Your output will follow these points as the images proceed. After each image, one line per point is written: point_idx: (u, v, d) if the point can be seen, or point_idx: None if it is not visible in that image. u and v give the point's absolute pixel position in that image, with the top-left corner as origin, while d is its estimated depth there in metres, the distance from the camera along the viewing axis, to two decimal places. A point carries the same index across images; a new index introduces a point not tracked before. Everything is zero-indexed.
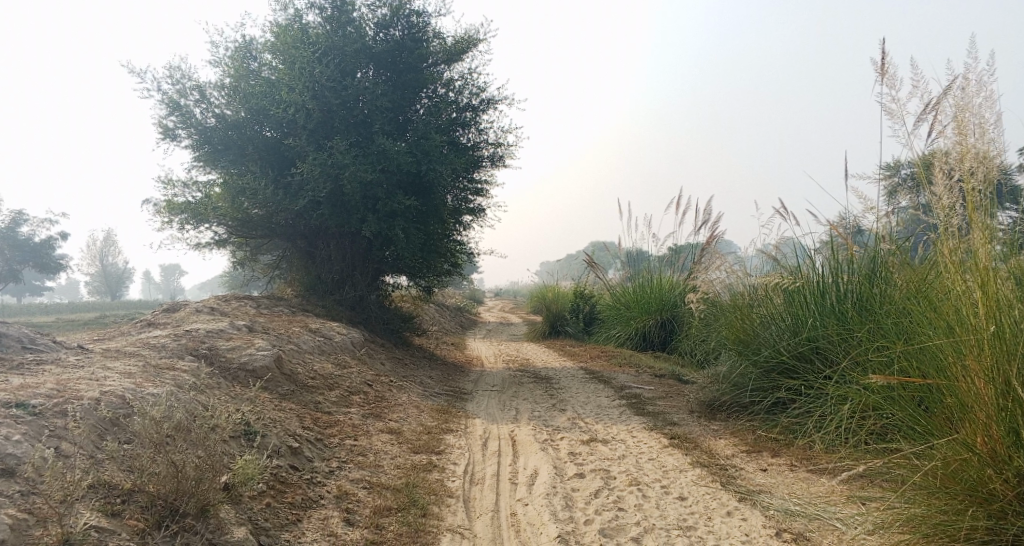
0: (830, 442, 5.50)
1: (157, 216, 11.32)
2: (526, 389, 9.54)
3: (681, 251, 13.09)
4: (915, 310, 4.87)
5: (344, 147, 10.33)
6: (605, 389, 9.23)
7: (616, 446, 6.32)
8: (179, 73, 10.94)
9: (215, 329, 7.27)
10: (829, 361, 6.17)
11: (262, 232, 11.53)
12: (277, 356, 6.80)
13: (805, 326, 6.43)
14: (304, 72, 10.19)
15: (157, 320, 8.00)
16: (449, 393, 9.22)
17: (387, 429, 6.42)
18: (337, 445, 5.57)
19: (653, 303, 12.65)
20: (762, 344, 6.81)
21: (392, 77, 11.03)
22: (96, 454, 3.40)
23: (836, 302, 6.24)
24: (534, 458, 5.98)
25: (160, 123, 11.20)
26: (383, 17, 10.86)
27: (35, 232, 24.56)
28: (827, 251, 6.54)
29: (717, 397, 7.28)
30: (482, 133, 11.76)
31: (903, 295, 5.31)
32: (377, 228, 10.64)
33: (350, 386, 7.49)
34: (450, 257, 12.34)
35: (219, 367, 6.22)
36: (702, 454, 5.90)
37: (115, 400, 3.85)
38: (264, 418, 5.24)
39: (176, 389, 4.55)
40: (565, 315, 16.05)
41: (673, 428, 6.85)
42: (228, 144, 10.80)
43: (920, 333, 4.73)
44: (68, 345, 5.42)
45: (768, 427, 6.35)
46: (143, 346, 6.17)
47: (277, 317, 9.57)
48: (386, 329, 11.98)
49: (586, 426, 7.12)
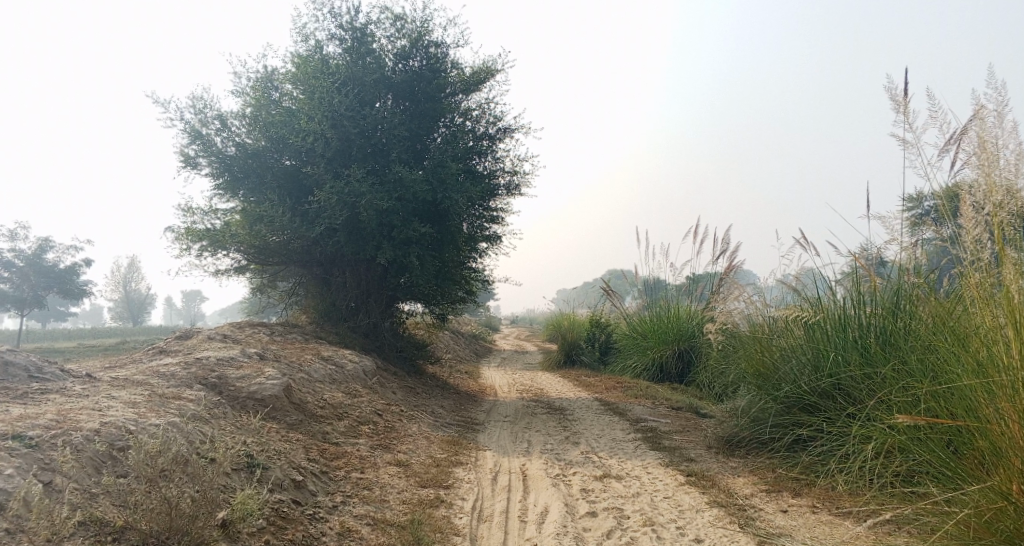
0: (854, 483, 5.27)
1: (175, 242, 11.40)
2: (540, 420, 9.36)
3: (699, 280, 12.92)
4: (942, 347, 4.69)
5: (361, 175, 10.37)
6: (620, 422, 9.01)
7: (630, 482, 6.12)
8: (202, 103, 11.12)
9: (226, 357, 7.21)
10: (851, 398, 5.96)
11: (278, 259, 11.57)
12: (287, 385, 6.71)
13: (826, 361, 6.23)
14: (323, 102, 10.30)
15: (169, 347, 7.97)
16: (461, 423, 9.06)
17: (395, 461, 6.28)
18: (343, 478, 5.45)
19: (670, 333, 12.44)
20: (783, 379, 6.62)
21: (410, 106, 11.12)
22: (90, 489, 3.35)
23: (858, 336, 6.04)
24: (544, 494, 5.80)
25: (181, 152, 11.35)
26: (402, 49, 10.98)
27: (61, 257, 24.97)
28: (849, 283, 6.37)
29: (735, 433, 7.06)
30: (499, 161, 11.77)
31: (928, 330, 5.12)
32: (391, 256, 10.61)
33: (360, 416, 7.37)
34: (465, 285, 12.27)
35: (228, 396, 6.15)
36: (720, 493, 5.68)
37: (115, 431, 3.79)
38: (268, 450, 5.14)
39: (179, 419, 4.48)
40: (580, 344, 15.85)
41: (690, 464, 6.64)
42: (247, 172, 10.88)
43: (947, 371, 4.54)
44: (77, 373, 5.38)
45: (788, 465, 6.12)
46: (153, 374, 6.12)
47: (289, 344, 9.53)
48: (400, 357, 11.89)
49: (600, 461, 6.92)
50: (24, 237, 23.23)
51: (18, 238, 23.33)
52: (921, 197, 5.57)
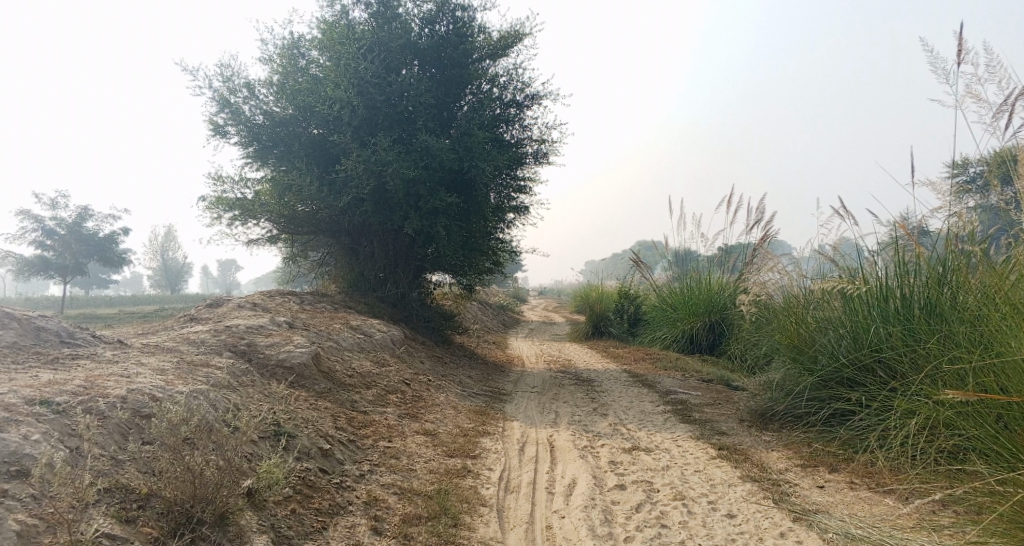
0: (894, 459, 5.08)
1: (207, 211, 11.48)
2: (568, 391, 9.28)
3: (732, 251, 12.59)
4: (999, 321, 4.43)
5: (388, 143, 10.26)
6: (649, 394, 8.88)
7: (659, 456, 6.01)
8: (230, 70, 11.06)
9: (255, 325, 7.24)
10: (894, 371, 5.72)
11: (308, 228, 11.59)
12: (315, 353, 6.71)
13: (867, 335, 5.98)
14: (349, 69, 10.17)
15: (199, 315, 8.04)
16: (488, 393, 9.03)
17: (422, 430, 6.26)
18: (370, 447, 5.43)
19: (701, 305, 12.21)
20: (820, 351, 6.39)
21: (437, 73, 10.91)
22: (116, 456, 3.36)
23: (902, 307, 5.77)
24: (572, 466, 5.72)
25: (210, 121, 11.34)
26: (428, 13, 10.73)
27: (100, 226, 25.45)
28: (892, 252, 6.08)
29: (769, 407, 6.87)
30: (527, 129, 11.54)
31: (984, 305, 4.85)
32: (418, 226, 10.52)
33: (388, 385, 7.36)
34: (493, 256, 12.16)
35: (257, 364, 6.17)
36: (753, 468, 5.54)
37: (141, 398, 3.80)
38: (296, 418, 5.13)
39: (206, 387, 4.48)
40: (608, 315, 15.69)
41: (721, 438, 6.49)
42: (275, 141, 10.84)
43: (1005, 346, 4.29)
44: (108, 339, 5.42)
45: (825, 440, 5.92)
46: (183, 341, 6.16)
47: (318, 314, 9.57)
48: (428, 327, 11.90)
49: (629, 433, 6.82)
50: (64, 207, 23.74)
51: (58, 208, 23.86)
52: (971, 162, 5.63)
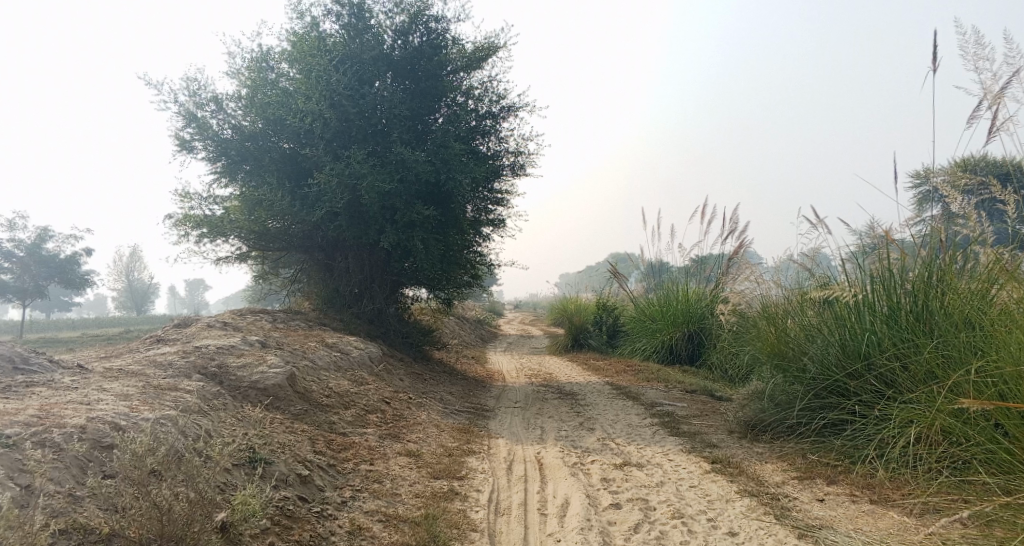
0: (895, 469, 4.98)
1: (174, 229, 11.07)
2: (551, 406, 9.06)
3: (707, 261, 12.55)
4: (1010, 330, 4.35)
5: (362, 156, 10.00)
6: (634, 407, 8.70)
7: (652, 471, 5.82)
8: (196, 84, 10.72)
9: (226, 345, 6.90)
10: (886, 379, 5.61)
11: (280, 245, 11.25)
12: (291, 374, 6.40)
13: (856, 342, 5.88)
14: (320, 80, 9.94)
15: (167, 336, 7.66)
16: (470, 410, 8.76)
17: (405, 451, 5.98)
18: (351, 472, 5.14)
19: (680, 315, 12.10)
20: (809, 360, 6.26)
21: (411, 85, 10.71)
22: (75, 492, 3.07)
23: (889, 311, 5.68)
24: (564, 484, 5.50)
25: (176, 136, 10.97)
26: (401, 24, 10.55)
27: (61, 248, 24.66)
28: (875, 257, 6.01)
29: (758, 418, 6.73)
30: (503, 141, 11.39)
31: (991, 317, 4.77)
32: (395, 240, 10.27)
33: (367, 405, 7.06)
34: (470, 269, 11.92)
35: (229, 387, 5.85)
36: (749, 481, 5.38)
37: (103, 427, 3.50)
38: (272, 443, 4.83)
39: (174, 412, 4.17)
40: (587, 327, 15.51)
41: (713, 451, 6.32)
42: (245, 155, 10.49)
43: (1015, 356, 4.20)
44: (67, 365, 5.06)
45: (820, 451, 5.78)
46: (149, 364, 5.80)
47: (292, 332, 9.22)
48: (406, 343, 11.62)
49: (618, 448, 6.62)
50: (23, 228, 22.89)
51: (18, 229, 23.00)
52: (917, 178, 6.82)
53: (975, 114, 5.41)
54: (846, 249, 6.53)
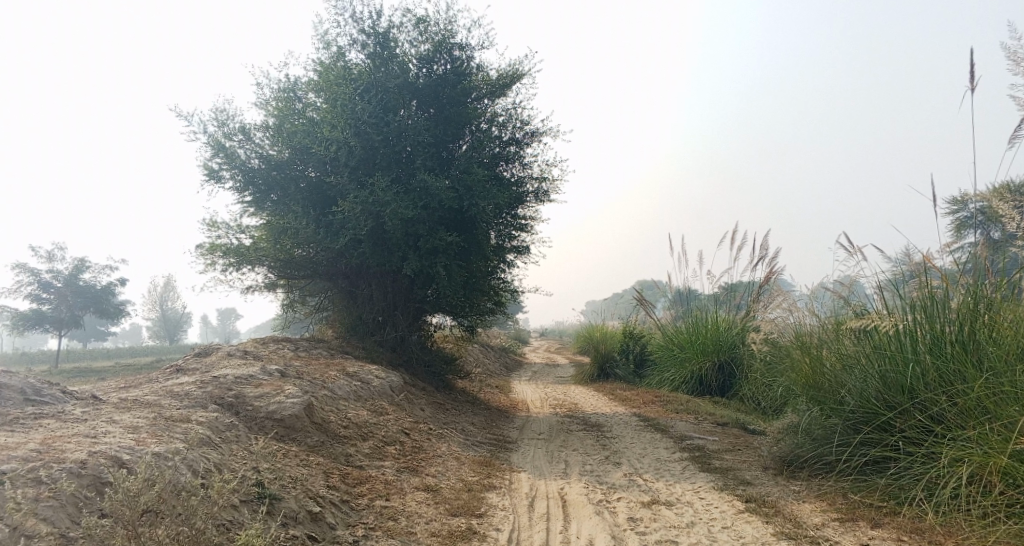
0: (947, 513, 4.62)
1: (201, 258, 11.12)
2: (576, 438, 8.77)
3: (736, 288, 12.44)
4: None
5: (386, 184, 9.98)
6: (663, 440, 8.36)
7: (682, 510, 5.51)
8: (225, 115, 10.86)
9: (245, 374, 6.80)
10: (932, 413, 5.26)
11: (304, 273, 11.22)
12: (308, 403, 6.25)
13: (898, 373, 5.53)
14: (346, 109, 10.00)
15: (187, 365, 7.59)
16: (492, 442, 8.50)
17: (422, 485, 5.77)
18: (365, 508, 4.95)
19: (709, 344, 11.74)
20: (848, 392, 5.91)
21: (435, 113, 10.70)
22: (67, 533, 2.95)
23: (934, 341, 5.36)
24: (588, 524, 5.23)
25: (205, 166, 11.09)
26: (426, 53, 10.60)
27: (97, 277, 25.16)
28: (916, 286, 5.72)
29: (794, 453, 6.37)
30: (527, 167, 11.30)
31: None
32: (418, 267, 10.18)
33: (386, 436, 6.87)
34: (493, 296, 11.75)
35: (245, 418, 5.74)
36: (787, 522, 5.05)
37: (104, 462, 3.40)
38: (283, 478, 4.66)
39: (181, 445, 4.05)
40: (613, 356, 15.16)
41: (747, 488, 5.98)
42: (271, 184, 10.53)
43: None
44: (80, 395, 4.98)
45: (862, 490, 5.41)
46: (165, 395, 5.71)
47: (314, 361, 9.11)
48: (429, 372, 11.45)
49: (646, 484, 6.31)
50: (61, 258, 23.41)
51: (56, 259, 23.53)
52: (964, 201, 6.72)
53: (1016, 134, 5.18)
54: (884, 278, 6.23)
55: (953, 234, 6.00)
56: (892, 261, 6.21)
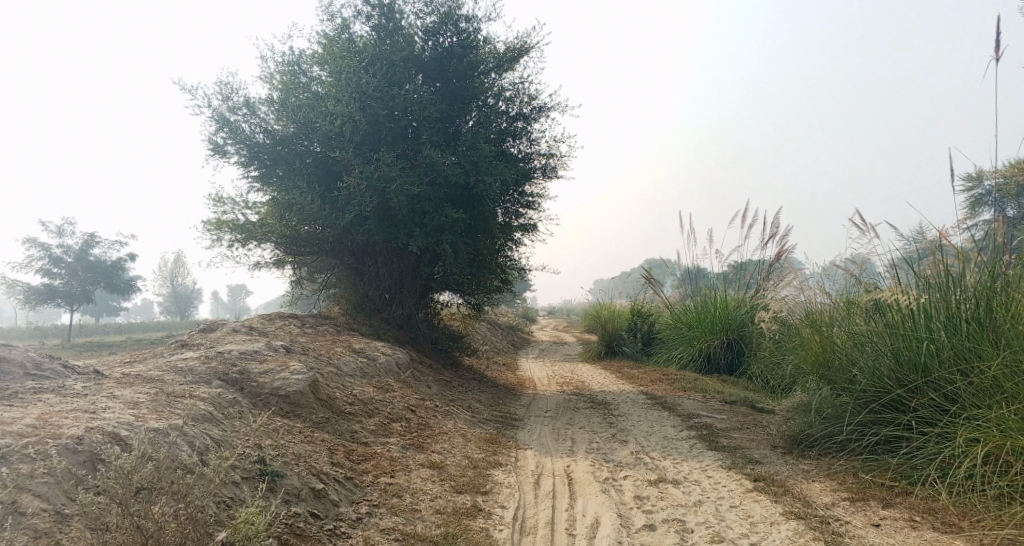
0: (961, 494, 4.53)
1: (207, 233, 11.05)
2: (582, 416, 8.71)
3: (746, 267, 12.29)
4: None
5: (392, 159, 9.84)
6: (671, 418, 8.30)
7: (689, 488, 5.45)
8: (229, 89, 10.71)
9: (250, 350, 6.75)
10: (946, 393, 5.15)
11: (310, 249, 11.15)
12: (313, 380, 6.21)
13: (912, 352, 5.41)
14: (350, 83, 9.82)
15: (192, 341, 7.55)
16: (499, 419, 8.46)
17: (428, 462, 5.72)
18: (369, 485, 4.91)
19: (718, 323, 11.61)
20: (859, 371, 5.79)
21: (442, 87, 10.51)
22: (62, 510, 2.94)
23: (949, 319, 5.23)
24: (594, 502, 5.17)
25: (210, 140, 10.98)
26: (432, 25, 10.37)
27: (107, 253, 25.23)
28: (931, 264, 5.57)
29: (804, 432, 6.28)
30: (534, 143, 11.12)
31: None
32: (424, 244, 10.08)
33: (391, 413, 6.83)
34: (500, 274, 11.65)
35: (249, 394, 5.70)
36: (796, 502, 4.98)
37: (100, 438, 3.39)
38: (286, 455, 4.62)
39: (182, 421, 4.01)
40: (621, 334, 15.07)
41: (755, 467, 5.91)
42: (276, 160, 10.42)
43: None
44: (82, 370, 4.94)
45: (873, 470, 5.32)
46: (169, 370, 5.67)
47: (320, 337, 9.06)
48: (435, 349, 11.41)
49: (653, 462, 6.25)
50: (71, 234, 23.46)
51: (66, 235, 23.59)
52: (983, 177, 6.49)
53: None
54: (898, 258, 6.06)
55: (969, 212, 5.81)
56: (907, 240, 6.04)
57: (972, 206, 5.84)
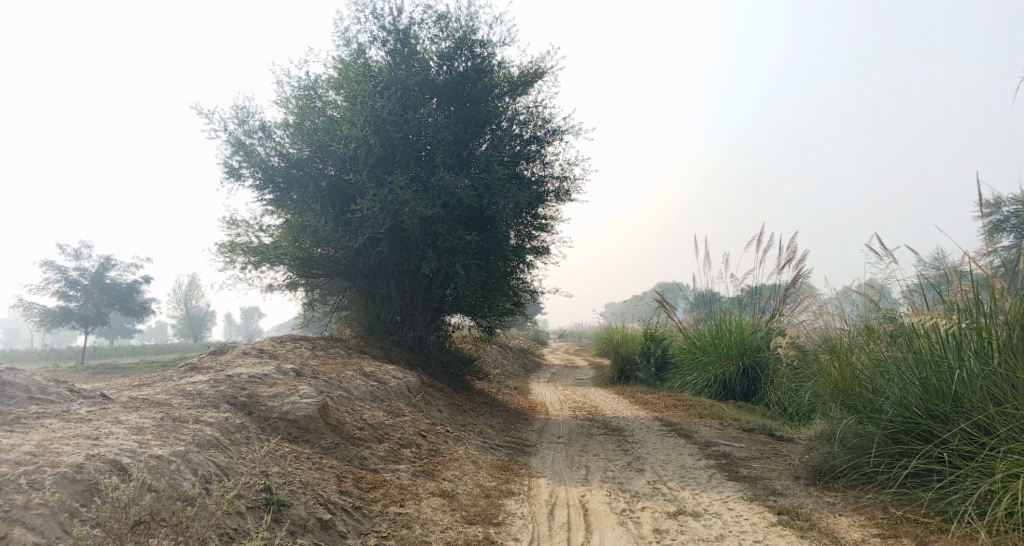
0: (1000, 533, 4.31)
1: (220, 255, 11.02)
2: (597, 443, 8.49)
3: (761, 290, 12.14)
4: None
5: (405, 182, 9.81)
6: (688, 446, 8.07)
7: (710, 522, 5.24)
8: (245, 112, 10.77)
9: (259, 374, 6.64)
10: (981, 424, 4.93)
11: (322, 271, 11.07)
12: (323, 405, 6.08)
13: (942, 380, 5.19)
14: (365, 106, 9.83)
15: (201, 364, 7.45)
16: (511, 446, 8.26)
17: (438, 491, 5.55)
18: (378, 515, 4.75)
19: (732, 347, 11.37)
20: (885, 400, 5.58)
21: (456, 110, 10.50)
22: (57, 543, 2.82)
23: (980, 346, 5.03)
24: (611, 535, 4.97)
25: (225, 163, 11.00)
26: (447, 49, 10.40)
27: (122, 276, 25.37)
28: (959, 289, 5.40)
29: (828, 463, 6.04)
30: (548, 166, 11.05)
31: None
32: (437, 266, 9.98)
33: (402, 438, 6.67)
34: (513, 297, 11.51)
35: (257, 418, 5.58)
36: (823, 537, 4.75)
37: (101, 467, 3.29)
38: (293, 483, 4.48)
39: (187, 448, 3.90)
40: (635, 359, 14.84)
41: (778, 499, 5.69)
42: (290, 183, 10.42)
43: None
44: (88, 394, 4.85)
45: (904, 505, 5.09)
46: (178, 394, 5.56)
47: (330, 360, 8.95)
48: (446, 372, 11.25)
49: (671, 493, 6.04)
50: (87, 256, 23.68)
51: (82, 257, 23.75)
52: (1002, 200, 6.41)
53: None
54: (914, 284, 6.15)
55: (986, 237, 5.77)
56: (928, 265, 6.00)
57: (989, 231, 5.80)
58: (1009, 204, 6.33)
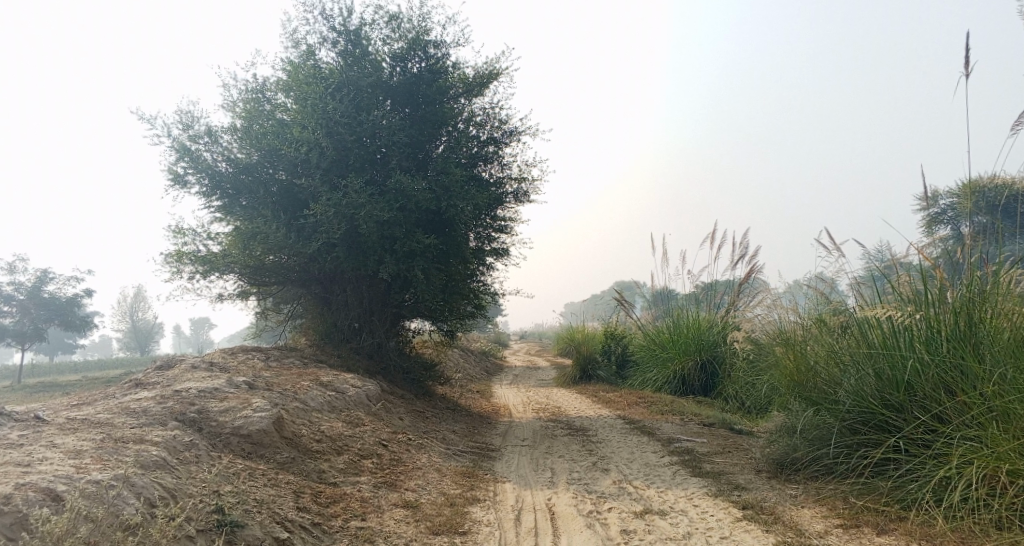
0: (956, 518, 4.42)
1: (166, 265, 10.57)
2: (561, 444, 8.43)
3: (717, 286, 12.33)
4: None
5: (360, 185, 9.59)
6: (651, 444, 8.07)
7: (677, 519, 5.22)
8: (190, 117, 10.37)
9: (210, 388, 6.35)
10: (934, 412, 5.04)
11: (275, 279, 10.73)
12: (278, 417, 5.85)
13: (896, 370, 5.29)
14: (316, 109, 9.57)
15: (147, 380, 7.09)
16: (475, 451, 8.13)
17: (401, 502, 5.40)
18: (339, 530, 4.57)
19: (690, 343, 11.49)
20: (842, 391, 5.66)
21: (411, 112, 10.32)
22: None
23: (930, 335, 5.14)
24: (579, 539, 4.91)
25: (170, 170, 10.58)
26: (399, 50, 10.22)
27: (61, 290, 24.19)
28: (908, 280, 5.52)
29: (789, 455, 6.11)
30: (506, 168, 10.97)
31: None
32: (394, 270, 9.78)
33: (362, 449, 6.48)
34: (473, 300, 11.38)
35: (208, 434, 5.32)
36: (788, 530, 4.78)
37: (32, 497, 3.07)
38: (247, 501, 4.28)
39: (130, 471, 3.68)
40: (596, 358, 14.86)
41: (742, 494, 5.72)
42: (239, 189, 10.07)
43: None
44: (20, 416, 4.54)
45: (864, 494, 5.17)
46: (121, 413, 5.27)
47: (286, 371, 8.67)
48: (407, 379, 11.04)
49: (637, 492, 6.01)
50: (23, 270, 22.50)
51: (18, 271, 22.55)
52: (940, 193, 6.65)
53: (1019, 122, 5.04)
54: (862, 275, 6.30)
55: (925, 229, 5.97)
56: (876, 257, 6.14)
57: (926, 223, 6.01)
58: (946, 196, 6.56)
